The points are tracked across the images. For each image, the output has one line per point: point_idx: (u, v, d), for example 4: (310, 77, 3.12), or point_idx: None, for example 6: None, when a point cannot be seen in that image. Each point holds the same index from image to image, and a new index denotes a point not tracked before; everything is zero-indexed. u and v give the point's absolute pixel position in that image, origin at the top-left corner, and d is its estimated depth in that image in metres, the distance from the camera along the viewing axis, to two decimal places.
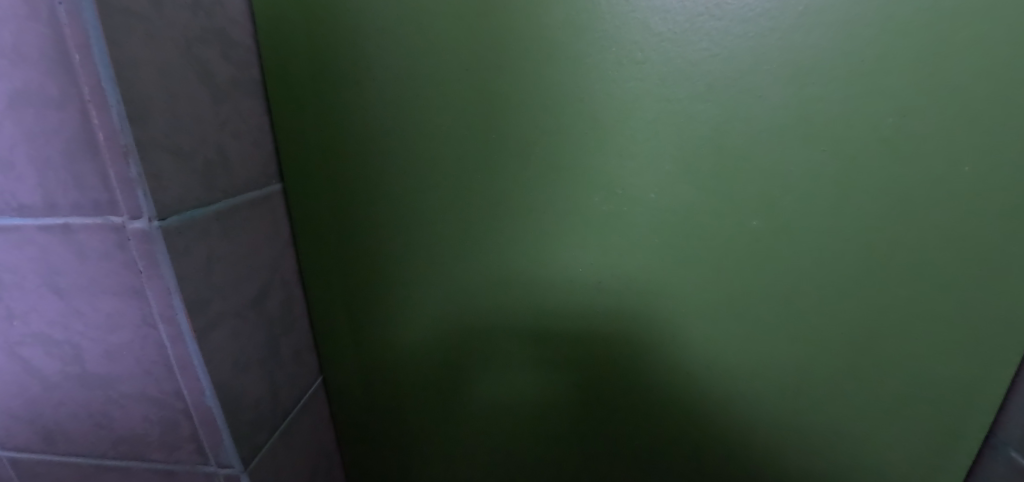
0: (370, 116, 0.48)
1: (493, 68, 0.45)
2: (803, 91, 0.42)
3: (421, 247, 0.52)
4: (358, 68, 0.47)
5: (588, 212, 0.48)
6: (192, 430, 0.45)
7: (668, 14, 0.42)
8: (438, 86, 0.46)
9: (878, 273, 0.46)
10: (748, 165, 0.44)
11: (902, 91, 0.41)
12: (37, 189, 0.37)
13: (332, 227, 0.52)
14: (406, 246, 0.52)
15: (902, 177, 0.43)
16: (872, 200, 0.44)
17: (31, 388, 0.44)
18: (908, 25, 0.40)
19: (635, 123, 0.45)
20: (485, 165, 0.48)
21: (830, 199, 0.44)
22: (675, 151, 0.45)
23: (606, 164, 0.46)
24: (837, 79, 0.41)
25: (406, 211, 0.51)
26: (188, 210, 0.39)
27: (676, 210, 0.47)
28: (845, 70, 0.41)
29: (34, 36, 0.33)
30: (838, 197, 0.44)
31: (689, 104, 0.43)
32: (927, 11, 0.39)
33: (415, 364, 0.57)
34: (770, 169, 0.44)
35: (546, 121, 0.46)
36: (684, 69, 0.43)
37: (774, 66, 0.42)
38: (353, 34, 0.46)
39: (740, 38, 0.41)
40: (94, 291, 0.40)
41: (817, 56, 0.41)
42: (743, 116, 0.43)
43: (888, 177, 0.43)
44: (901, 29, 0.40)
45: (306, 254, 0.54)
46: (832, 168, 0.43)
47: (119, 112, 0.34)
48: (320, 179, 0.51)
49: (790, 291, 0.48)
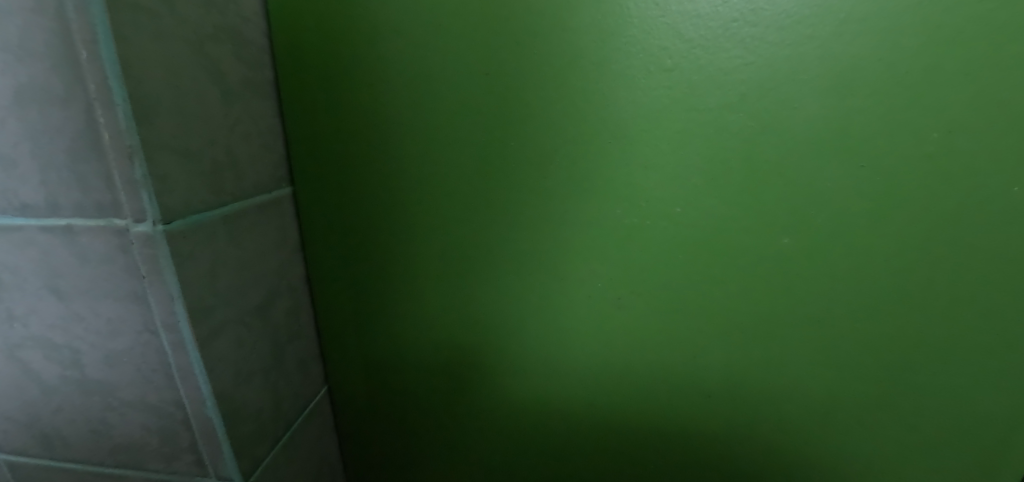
0: (384, 114, 0.46)
1: (515, 72, 0.43)
2: (840, 104, 0.40)
3: (433, 244, 0.50)
4: (373, 67, 0.45)
5: (610, 224, 0.46)
6: (191, 440, 0.43)
7: (701, 19, 0.40)
8: (456, 88, 0.45)
9: (915, 297, 0.44)
10: (782, 180, 0.42)
11: (947, 105, 0.39)
12: (39, 188, 0.35)
13: (341, 233, 0.51)
14: (418, 242, 0.50)
15: (945, 196, 0.41)
16: (910, 220, 0.42)
17: (29, 392, 0.43)
18: (955, 35, 0.38)
19: (661, 133, 0.43)
20: (504, 171, 0.46)
21: (865, 218, 0.42)
22: (702, 163, 0.43)
23: (631, 175, 0.44)
24: (878, 92, 0.39)
25: (418, 206, 0.49)
26: (195, 214, 0.38)
27: (703, 226, 0.45)
28: (887, 82, 0.39)
29: (41, 31, 0.32)
30: (874, 216, 0.42)
31: (720, 114, 0.41)
32: (976, 22, 0.37)
33: (423, 374, 0.55)
34: (803, 185, 0.42)
35: (568, 128, 0.44)
36: (716, 78, 0.41)
37: (812, 76, 0.40)
38: (370, 34, 0.44)
39: (776, 47, 0.39)
40: (95, 295, 0.38)
41: (857, 66, 0.39)
42: (776, 129, 0.41)
43: (929, 197, 0.41)
44: (949, 40, 0.38)
45: (314, 259, 0.52)
46: (869, 185, 0.41)
47: (125, 111, 0.33)
48: (330, 183, 0.49)
49: (818, 313, 0.45)
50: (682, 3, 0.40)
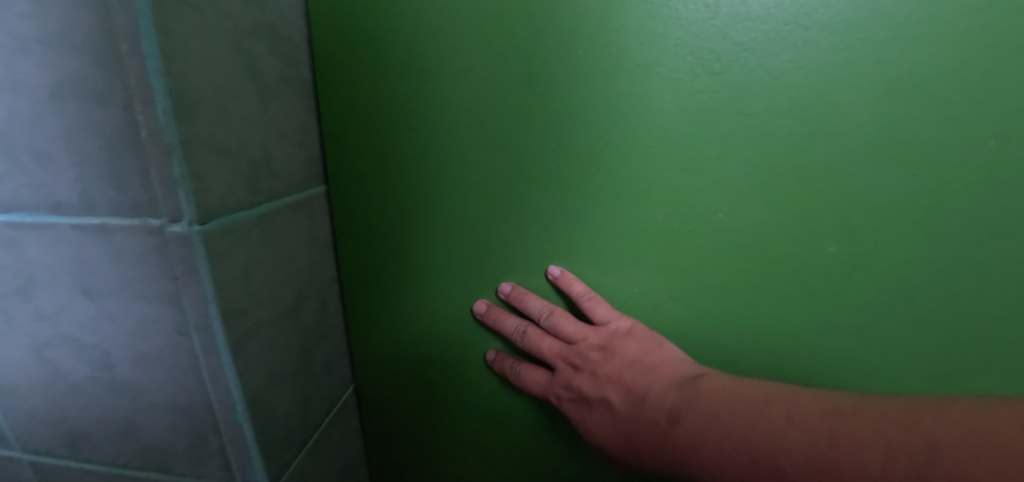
0: (418, 113, 0.45)
1: (556, 71, 0.42)
2: (894, 110, 0.39)
3: (463, 243, 0.48)
4: (410, 66, 0.44)
5: (649, 228, 0.45)
6: (220, 444, 0.42)
7: (752, 22, 0.39)
8: (494, 86, 0.43)
9: (969, 311, 0.42)
10: (831, 187, 0.41)
11: (1007, 112, 0.37)
12: (74, 186, 0.35)
13: (374, 250, 0.51)
14: (445, 239, 0.49)
15: (1002, 206, 0.39)
16: (964, 230, 0.40)
17: (56, 391, 0.42)
18: (1016, 40, 0.36)
19: (705, 137, 0.41)
20: (540, 172, 0.45)
21: (915, 228, 0.41)
22: (748, 169, 0.42)
23: (672, 179, 0.43)
24: (935, 97, 0.38)
25: (447, 203, 0.47)
26: (231, 214, 0.37)
27: (744, 232, 0.43)
28: (944, 88, 0.38)
29: (82, 24, 0.31)
30: (925, 226, 0.41)
31: (768, 118, 0.40)
32: None
33: (452, 404, 0.56)
34: (853, 193, 0.41)
35: (609, 130, 0.43)
36: (765, 83, 0.39)
37: (865, 82, 0.38)
38: (408, 31, 0.43)
39: (830, 51, 0.38)
40: (127, 295, 0.37)
41: (912, 71, 0.38)
42: (826, 135, 0.40)
43: (987, 208, 0.39)
44: (1010, 44, 0.37)
45: (349, 279, 0.52)
46: (922, 195, 0.40)
47: (166, 107, 0.32)
48: (366, 197, 0.49)
49: (866, 325, 0.44)
50: (732, 5, 0.39)
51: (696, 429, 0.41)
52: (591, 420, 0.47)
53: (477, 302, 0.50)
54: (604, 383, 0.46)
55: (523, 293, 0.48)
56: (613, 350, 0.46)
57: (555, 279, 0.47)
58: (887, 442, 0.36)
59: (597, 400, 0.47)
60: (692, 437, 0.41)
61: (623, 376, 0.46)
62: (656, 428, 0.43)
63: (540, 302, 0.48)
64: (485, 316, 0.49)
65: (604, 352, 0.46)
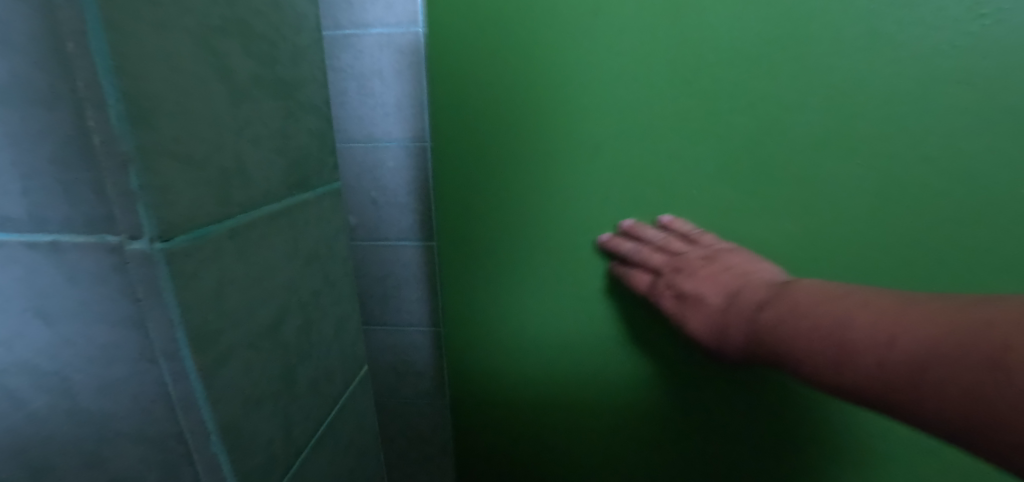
0: (505, 122, 0.68)
1: (583, 88, 0.65)
2: (826, 108, 0.60)
3: (519, 214, 0.71)
4: (494, 88, 0.67)
5: (649, 198, 0.66)
6: (193, 475, 0.39)
7: (717, 46, 0.60)
8: (550, 100, 0.66)
9: (932, 246, 0.61)
10: (784, 163, 0.62)
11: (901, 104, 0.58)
12: (23, 201, 0.31)
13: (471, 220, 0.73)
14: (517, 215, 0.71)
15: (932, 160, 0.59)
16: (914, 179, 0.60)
17: (13, 421, 0.38)
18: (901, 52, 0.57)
19: (688, 132, 0.64)
20: (578, 164, 0.67)
21: (853, 187, 0.61)
22: (721, 153, 0.63)
23: (663, 164, 0.65)
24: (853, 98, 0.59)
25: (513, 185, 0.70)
26: (199, 228, 0.34)
27: (726, 199, 0.65)
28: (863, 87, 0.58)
29: (21, 19, 0.28)
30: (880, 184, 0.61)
31: (731, 118, 0.62)
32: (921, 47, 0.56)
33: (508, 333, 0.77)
34: (800, 168, 0.62)
35: (621, 129, 0.65)
36: (727, 90, 0.61)
37: (802, 92, 0.60)
38: (491, 66, 0.67)
39: (765, 66, 0.60)
40: (86, 319, 0.34)
41: (839, 78, 0.59)
42: (778, 128, 0.61)
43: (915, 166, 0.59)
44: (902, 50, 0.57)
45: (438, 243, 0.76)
46: (860, 165, 0.60)
47: (119, 112, 0.28)
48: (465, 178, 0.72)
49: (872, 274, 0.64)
50: (695, 37, 0.61)
51: (776, 318, 0.47)
52: (689, 314, 0.59)
53: (602, 234, 0.69)
54: (704, 282, 0.58)
55: (642, 226, 0.66)
56: (757, 260, 0.58)
57: (665, 223, 0.65)
58: (919, 334, 0.37)
59: (693, 298, 0.59)
60: (774, 318, 0.47)
61: (720, 277, 0.58)
62: (744, 312, 0.52)
63: (656, 233, 0.65)
64: (608, 243, 0.68)
65: (708, 260, 0.60)
